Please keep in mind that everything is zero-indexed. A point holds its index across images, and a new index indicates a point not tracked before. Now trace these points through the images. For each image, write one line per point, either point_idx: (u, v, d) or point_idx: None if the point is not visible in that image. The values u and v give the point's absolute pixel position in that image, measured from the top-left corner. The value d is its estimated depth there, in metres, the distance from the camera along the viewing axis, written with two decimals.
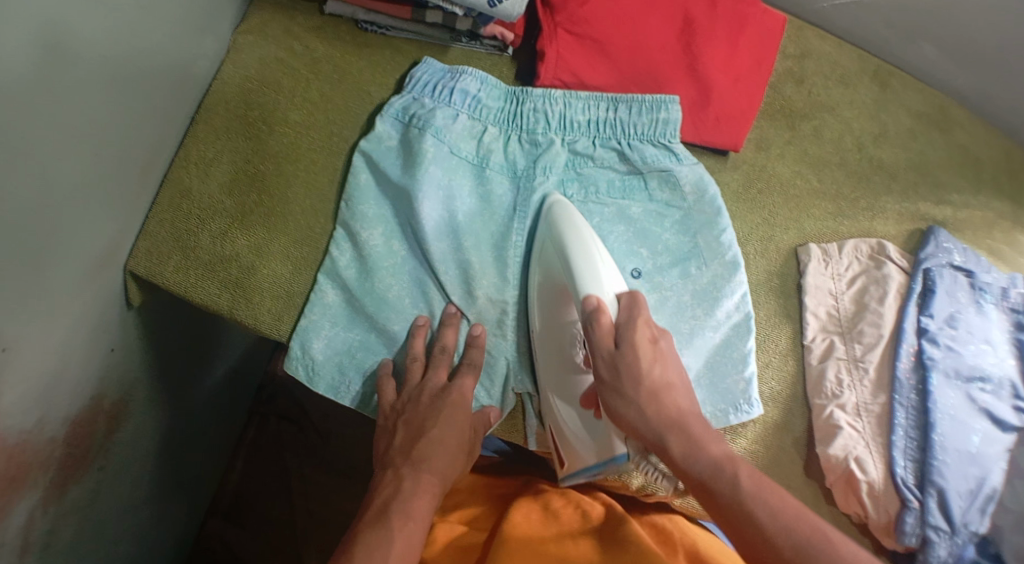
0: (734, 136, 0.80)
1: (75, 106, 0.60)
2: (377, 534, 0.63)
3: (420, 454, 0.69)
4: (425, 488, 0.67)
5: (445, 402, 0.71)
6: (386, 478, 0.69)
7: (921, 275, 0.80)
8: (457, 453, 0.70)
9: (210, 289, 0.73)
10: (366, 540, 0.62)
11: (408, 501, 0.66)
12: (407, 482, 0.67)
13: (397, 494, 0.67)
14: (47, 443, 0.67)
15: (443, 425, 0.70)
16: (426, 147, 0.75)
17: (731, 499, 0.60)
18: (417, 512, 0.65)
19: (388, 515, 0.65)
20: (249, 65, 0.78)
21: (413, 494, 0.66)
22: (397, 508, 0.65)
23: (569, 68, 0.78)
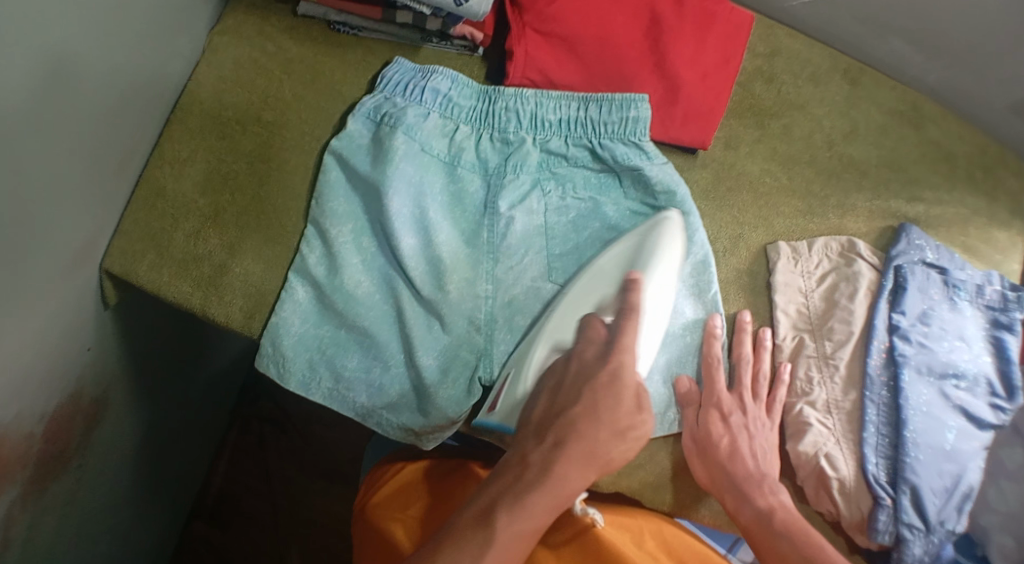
0: (702, 134, 0.81)
1: (51, 103, 0.61)
2: (482, 531, 0.60)
3: (557, 452, 0.65)
4: (548, 491, 0.63)
5: (606, 391, 0.67)
6: (513, 459, 0.66)
7: (892, 271, 0.80)
8: (597, 457, 0.66)
9: (182, 287, 0.74)
10: (464, 535, 0.60)
11: (519, 502, 0.62)
12: (530, 471, 0.64)
13: (510, 486, 0.63)
14: (25, 438, 0.67)
15: (587, 427, 0.66)
16: (397, 143, 0.75)
17: (769, 536, 0.69)
18: (523, 518, 0.62)
19: (495, 512, 0.62)
20: (223, 67, 0.80)
21: (529, 491, 0.63)
22: (509, 502, 0.62)
23: (537, 66, 0.79)
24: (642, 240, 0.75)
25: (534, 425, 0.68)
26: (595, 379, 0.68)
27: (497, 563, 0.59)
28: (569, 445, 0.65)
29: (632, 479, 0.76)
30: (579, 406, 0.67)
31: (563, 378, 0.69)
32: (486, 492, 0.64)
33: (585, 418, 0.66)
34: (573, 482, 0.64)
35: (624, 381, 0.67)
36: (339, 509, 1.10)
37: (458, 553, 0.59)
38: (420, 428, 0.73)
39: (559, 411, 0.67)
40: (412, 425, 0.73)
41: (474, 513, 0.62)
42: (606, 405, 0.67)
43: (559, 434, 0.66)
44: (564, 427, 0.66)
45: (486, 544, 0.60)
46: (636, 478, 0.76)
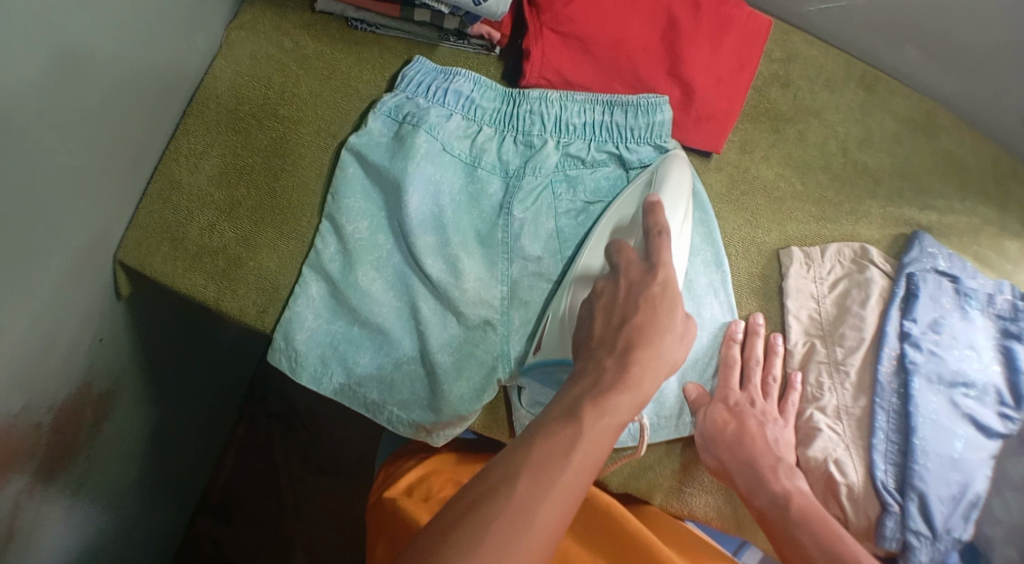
0: (716, 138, 0.81)
1: (69, 94, 0.61)
2: (570, 428, 0.54)
3: (627, 355, 0.59)
4: (625, 387, 0.57)
5: (656, 304, 0.61)
6: (586, 368, 0.59)
7: (905, 279, 0.80)
8: (661, 367, 0.60)
9: (196, 279, 0.74)
10: (551, 428, 0.54)
11: (604, 398, 0.56)
12: (606, 374, 0.58)
13: (592, 388, 0.57)
14: (34, 429, 0.67)
15: (651, 333, 0.60)
16: (418, 141, 0.75)
17: (787, 530, 0.67)
18: (612, 414, 0.56)
19: (582, 405, 0.56)
20: (241, 61, 0.80)
21: (614, 390, 0.57)
22: (594, 399, 0.56)
23: (554, 66, 0.79)
24: (652, 173, 0.76)
25: (594, 341, 0.61)
26: (643, 294, 0.62)
27: (587, 457, 0.53)
28: (634, 353, 0.59)
29: (641, 482, 0.76)
30: (638, 319, 0.60)
31: (617, 292, 0.63)
32: (567, 394, 0.57)
33: (649, 325, 0.60)
34: (650, 376, 0.58)
35: (675, 292, 0.62)
36: (344, 507, 1.10)
37: (550, 445, 0.53)
38: (431, 425, 0.73)
39: (621, 322, 0.61)
40: (423, 422, 0.73)
41: (558, 413, 0.55)
42: (660, 319, 0.61)
43: (630, 336, 0.60)
44: (628, 337, 0.60)
45: (576, 439, 0.53)
46: (644, 481, 0.76)
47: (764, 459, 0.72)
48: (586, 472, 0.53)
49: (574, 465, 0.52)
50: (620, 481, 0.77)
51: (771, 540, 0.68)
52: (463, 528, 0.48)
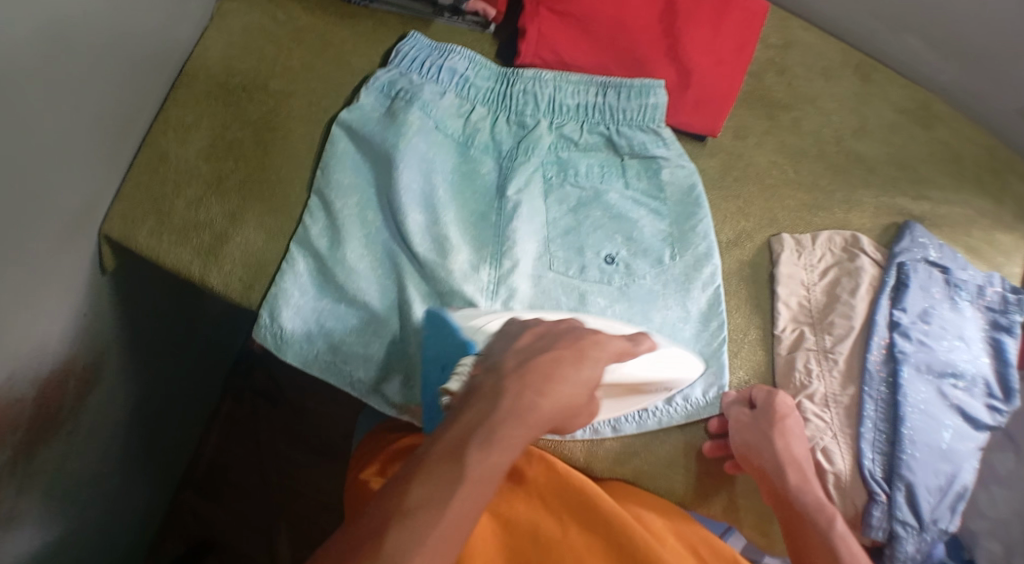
0: (713, 121, 0.80)
1: (55, 59, 0.60)
2: (451, 469, 0.52)
3: (528, 381, 0.56)
4: (522, 421, 0.54)
5: (586, 349, 0.60)
6: (485, 388, 0.56)
7: (896, 268, 0.79)
8: (560, 405, 0.57)
9: (182, 253, 0.73)
10: (433, 468, 0.52)
11: (495, 434, 0.53)
12: (503, 402, 0.55)
13: (484, 417, 0.54)
14: (17, 402, 0.66)
15: (567, 365, 0.59)
16: (411, 118, 0.75)
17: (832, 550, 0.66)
18: (497, 452, 0.53)
19: (468, 445, 0.53)
20: (232, 35, 0.79)
21: (504, 424, 0.54)
22: (482, 436, 0.53)
23: (551, 45, 0.79)
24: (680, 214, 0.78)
25: (508, 353, 0.59)
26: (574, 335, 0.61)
27: (469, 500, 0.51)
28: (531, 378, 0.57)
29: (626, 467, 0.76)
30: (561, 352, 0.59)
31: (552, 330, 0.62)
32: (456, 422, 0.54)
33: (565, 359, 0.59)
34: (549, 407, 0.56)
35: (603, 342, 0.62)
36: (330, 487, 1.08)
37: (428, 490, 0.51)
38: (417, 404, 0.72)
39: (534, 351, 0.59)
40: (409, 401, 0.72)
41: (443, 444, 0.53)
42: (585, 368, 0.60)
43: (534, 367, 0.57)
44: (540, 367, 0.57)
45: (457, 481, 0.51)
46: (629, 467, 0.76)
47: (797, 470, 0.72)
48: (465, 515, 0.51)
49: (454, 510, 0.50)
50: (607, 463, 0.76)
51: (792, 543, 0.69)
52: None
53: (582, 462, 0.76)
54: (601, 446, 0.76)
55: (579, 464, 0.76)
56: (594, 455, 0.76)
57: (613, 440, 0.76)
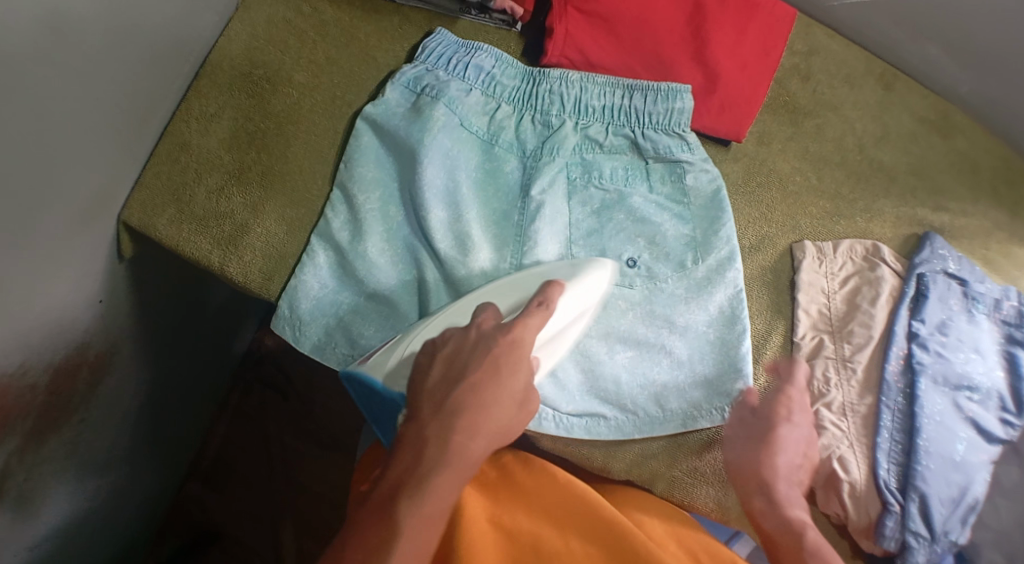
0: (739, 125, 0.80)
1: (75, 43, 0.60)
2: (386, 528, 0.56)
3: (450, 425, 0.60)
4: (449, 467, 0.59)
5: (501, 365, 0.63)
6: (408, 436, 0.60)
7: (915, 279, 0.79)
8: (484, 437, 0.62)
9: (202, 243, 0.73)
10: (365, 529, 0.57)
11: (423, 483, 0.58)
12: (428, 449, 0.59)
13: (414, 465, 0.59)
14: (28, 388, 0.65)
15: (486, 395, 0.62)
16: (437, 114, 0.75)
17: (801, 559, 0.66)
18: (429, 500, 0.58)
19: (397, 500, 0.57)
20: (257, 24, 0.78)
21: (433, 472, 0.58)
22: (413, 486, 0.58)
23: (576, 45, 0.79)
24: (700, 223, 0.77)
25: (422, 393, 0.62)
26: (490, 351, 0.64)
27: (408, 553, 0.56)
28: (456, 419, 0.60)
29: (642, 469, 0.76)
30: (475, 378, 0.62)
31: (460, 348, 0.64)
32: (388, 476, 0.59)
33: (484, 388, 0.62)
34: (474, 444, 0.61)
35: (520, 354, 0.65)
36: (335, 479, 1.08)
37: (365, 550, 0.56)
38: None
39: (453, 382, 0.62)
40: None
41: (377, 502, 0.58)
42: (500, 384, 0.63)
43: (454, 404, 0.61)
44: (457, 402, 0.61)
45: (395, 537, 0.56)
46: (647, 468, 0.76)
47: (770, 489, 0.72)
48: None
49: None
50: (624, 466, 0.76)
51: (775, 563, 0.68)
52: None
53: (598, 464, 0.76)
54: (620, 447, 0.76)
55: (594, 465, 0.76)
56: (611, 457, 0.76)
57: (632, 442, 0.76)
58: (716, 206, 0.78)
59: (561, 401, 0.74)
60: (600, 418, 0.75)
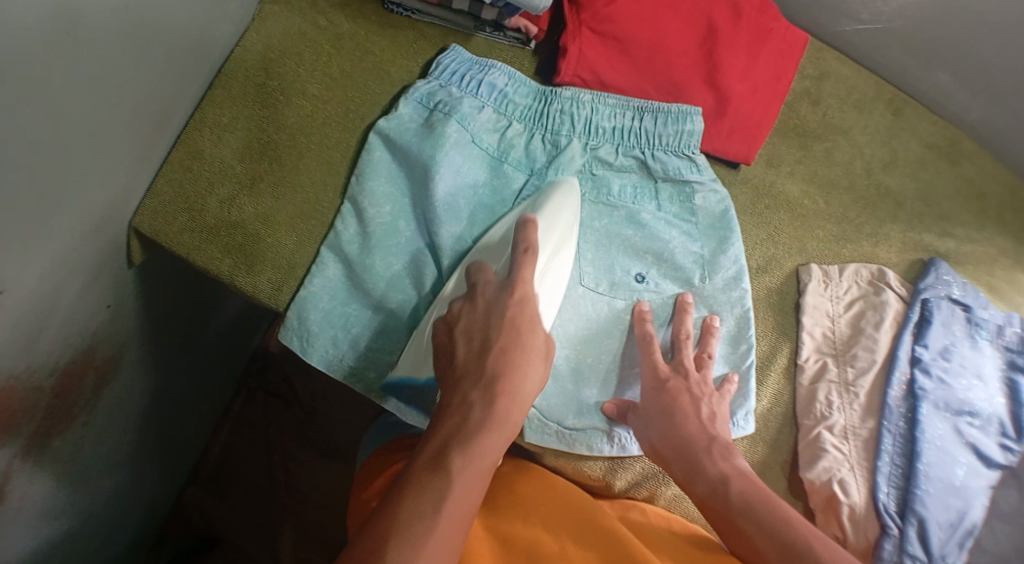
0: (747, 149, 0.81)
1: (95, 52, 0.60)
2: (437, 482, 0.55)
3: (491, 387, 0.60)
4: (497, 428, 0.59)
5: (521, 325, 0.63)
6: (453, 401, 0.60)
7: (919, 304, 0.80)
8: (523, 403, 0.61)
9: (213, 252, 0.73)
10: (416, 486, 0.55)
11: (473, 440, 0.58)
12: (476, 410, 0.59)
13: (461, 427, 0.58)
14: (34, 390, 0.66)
15: (517, 363, 0.61)
16: (449, 131, 0.75)
17: (732, 521, 0.64)
18: (479, 459, 0.57)
19: (449, 455, 0.57)
20: (273, 35, 0.79)
21: (477, 433, 0.58)
22: (461, 448, 0.57)
23: (590, 65, 0.79)
24: (707, 244, 0.78)
25: (455, 369, 0.61)
26: (506, 314, 0.63)
27: (460, 507, 0.55)
28: (499, 382, 0.60)
29: (642, 489, 0.77)
30: (504, 340, 0.62)
31: (475, 318, 0.63)
32: (435, 436, 0.58)
33: (511, 350, 0.61)
34: (519, 404, 0.60)
35: (532, 311, 0.64)
36: (337, 489, 1.08)
37: (418, 504, 0.54)
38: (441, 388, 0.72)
39: (484, 347, 0.61)
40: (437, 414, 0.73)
41: (426, 461, 0.57)
42: (524, 344, 0.62)
43: (494, 363, 0.61)
44: (494, 368, 0.61)
45: (445, 495, 0.55)
46: (647, 488, 0.77)
47: (683, 454, 0.68)
48: (460, 528, 0.55)
49: (441, 530, 0.53)
50: (626, 484, 0.77)
51: (716, 528, 0.66)
52: None
53: (600, 480, 0.77)
54: (622, 464, 0.76)
55: (596, 482, 0.77)
56: (613, 474, 0.77)
57: (634, 459, 0.77)
58: (723, 227, 0.78)
59: (564, 415, 0.75)
60: (604, 435, 0.75)
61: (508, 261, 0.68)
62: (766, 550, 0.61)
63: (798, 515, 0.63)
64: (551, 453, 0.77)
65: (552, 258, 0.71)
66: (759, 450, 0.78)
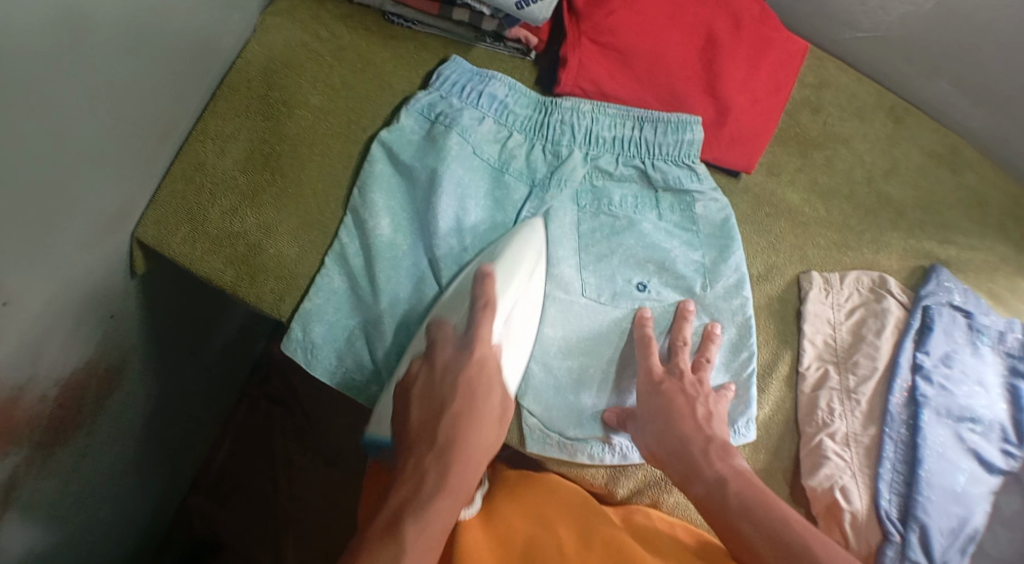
0: (748, 159, 0.81)
1: (97, 67, 0.61)
2: (392, 546, 0.61)
3: (445, 461, 0.66)
4: (451, 493, 0.65)
5: (474, 386, 0.69)
6: (407, 471, 0.66)
7: (920, 311, 0.80)
8: (474, 466, 0.67)
9: (215, 263, 0.73)
10: (374, 549, 0.61)
11: (425, 508, 0.64)
12: (427, 480, 0.65)
13: (415, 495, 0.64)
14: (37, 402, 0.66)
15: (468, 425, 0.68)
16: (450, 143, 0.76)
17: (728, 521, 0.65)
18: (432, 522, 0.63)
19: (403, 521, 0.63)
20: (275, 47, 0.79)
21: (432, 499, 0.64)
22: (416, 511, 0.63)
23: (590, 76, 0.79)
24: (708, 253, 0.78)
25: (410, 437, 0.68)
26: (461, 375, 0.69)
27: (414, 561, 0.61)
28: (448, 455, 0.66)
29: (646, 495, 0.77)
30: (457, 407, 0.68)
31: (431, 381, 0.69)
32: (389, 505, 0.64)
33: (463, 416, 0.68)
34: (470, 478, 0.67)
35: (490, 372, 0.70)
36: (341, 496, 1.09)
37: (374, 561, 0.60)
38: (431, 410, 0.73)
39: (440, 409, 0.68)
40: None
41: (381, 526, 0.63)
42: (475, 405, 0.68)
43: (447, 432, 0.67)
44: (447, 436, 0.67)
45: (399, 555, 0.61)
46: (650, 495, 0.77)
47: (678, 455, 0.69)
48: None
49: None
50: (628, 492, 0.77)
51: (713, 527, 0.67)
52: None
53: (602, 488, 0.77)
54: (624, 472, 0.77)
55: (599, 490, 0.78)
56: (615, 482, 0.77)
57: (636, 467, 0.77)
58: (724, 236, 0.78)
59: (566, 425, 0.75)
60: (605, 444, 0.75)
61: (465, 315, 0.71)
62: (762, 553, 0.63)
63: (794, 515, 0.64)
64: (555, 462, 0.77)
65: (515, 302, 0.73)
66: (761, 457, 0.78)
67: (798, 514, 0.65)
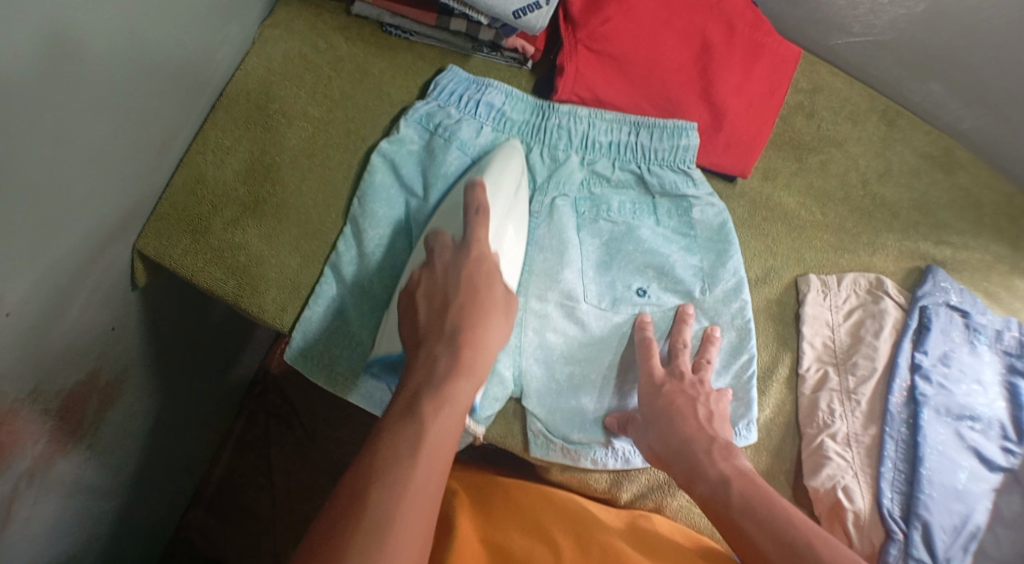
0: (744, 163, 0.82)
1: (98, 79, 0.61)
2: (412, 425, 0.58)
3: (456, 342, 0.63)
4: (468, 374, 0.61)
5: (476, 283, 0.66)
6: (418, 360, 0.62)
7: (918, 311, 0.81)
8: (488, 353, 0.64)
9: (215, 274, 0.74)
10: (392, 433, 0.57)
11: (444, 387, 0.60)
12: (441, 362, 0.62)
13: (430, 377, 0.61)
14: (39, 414, 0.66)
15: (475, 318, 0.65)
16: (449, 158, 0.77)
17: (732, 520, 0.65)
18: (450, 404, 0.60)
19: (421, 403, 0.59)
20: (273, 59, 0.80)
21: (448, 380, 0.60)
22: (433, 394, 0.60)
23: (587, 83, 0.80)
24: (707, 259, 0.79)
25: (419, 330, 0.64)
26: (461, 274, 0.67)
27: (439, 445, 0.57)
28: (462, 336, 0.63)
29: (649, 500, 0.78)
30: (460, 301, 0.65)
31: (433, 282, 0.67)
32: (406, 389, 0.61)
33: (470, 307, 0.65)
34: (485, 359, 0.64)
35: (490, 268, 0.68)
36: None
37: (397, 446, 0.56)
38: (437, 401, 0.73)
39: (443, 304, 0.65)
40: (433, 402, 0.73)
41: (400, 405, 0.59)
42: (481, 293, 0.66)
43: (454, 319, 0.64)
44: (453, 325, 0.64)
45: (421, 432, 0.57)
46: (651, 500, 0.78)
47: (682, 457, 0.69)
48: (439, 462, 0.57)
49: (422, 465, 0.56)
50: (631, 496, 0.78)
51: (717, 528, 0.66)
52: (351, 544, 0.52)
53: (607, 492, 0.78)
54: (628, 476, 0.78)
55: (603, 495, 0.78)
56: (619, 487, 0.78)
57: (639, 471, 0.78)
58: (720, 240, 0.79)
59: (569, 429, 0.75)
60: (607, 448, 0.76)
61: (462, 227, 0.71)
62: (767, 553, 0.62)
63: (796, 511, 0.64)
64: (558, 467, 0.78)
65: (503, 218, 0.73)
66: (763, 459, 0.78)
67: (802, 513, 0.65)
